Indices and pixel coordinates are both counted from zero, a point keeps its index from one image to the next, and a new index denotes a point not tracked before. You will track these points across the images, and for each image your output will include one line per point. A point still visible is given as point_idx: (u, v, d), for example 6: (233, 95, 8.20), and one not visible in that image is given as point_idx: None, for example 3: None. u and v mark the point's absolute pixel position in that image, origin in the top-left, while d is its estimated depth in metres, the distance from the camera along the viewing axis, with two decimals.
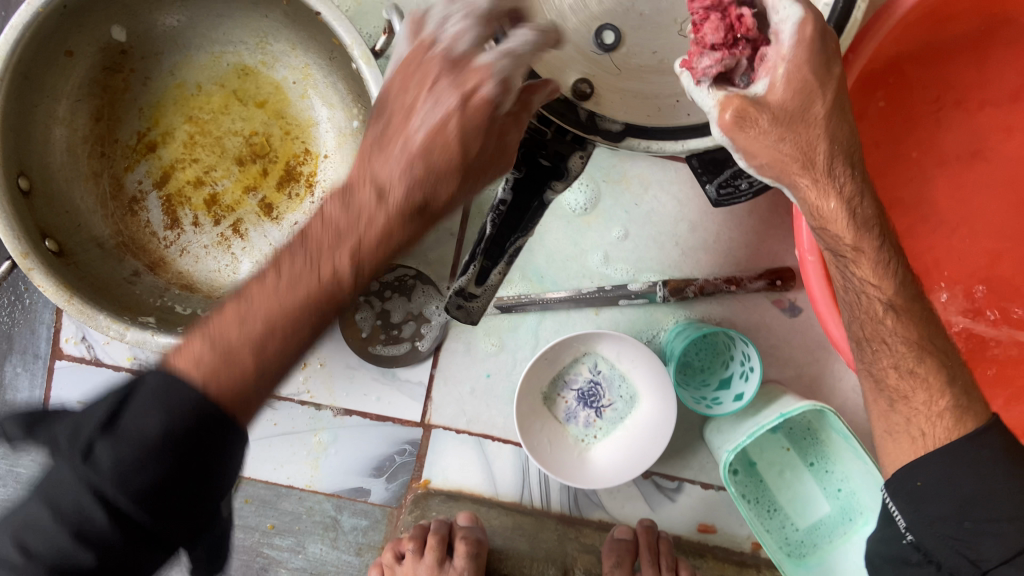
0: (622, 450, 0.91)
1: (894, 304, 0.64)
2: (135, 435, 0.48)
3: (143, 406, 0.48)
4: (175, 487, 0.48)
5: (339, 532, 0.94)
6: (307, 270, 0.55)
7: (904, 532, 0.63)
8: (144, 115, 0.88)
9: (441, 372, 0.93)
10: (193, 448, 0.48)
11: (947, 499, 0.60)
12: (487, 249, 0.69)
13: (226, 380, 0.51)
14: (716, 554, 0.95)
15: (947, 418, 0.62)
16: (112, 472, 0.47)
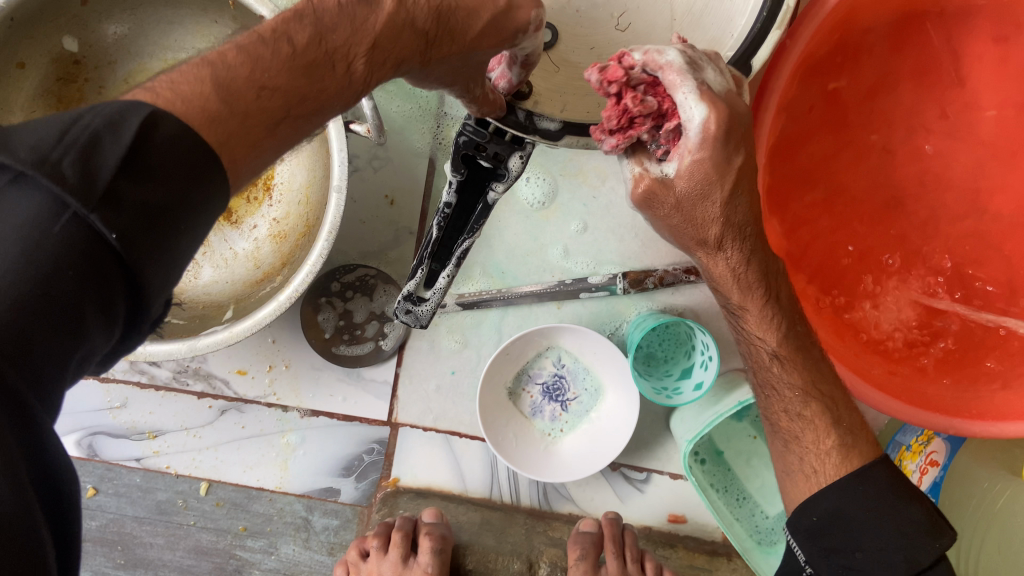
0: (589, 443, 0.92)
1: (779, 353, 0.66)
2: (161, 170, 0.37)
3: (163, 150, 0.37)
4: (158, 276, 0.38)
5: (311, 532, 0.94)
6: (320, 54, 0.46)
7: (803, 565, 0.65)
8: None
9: (406, 370, 0.93)
10: (187, 196, 0.38)
11: (843, 532, 0.62)
12: (432, 253, 0.71)
13: (238, 157, 0.42)
14: (688, 545, 0.94)
15: (834, 456, 0.65)
16: (134, 199, 0.36)
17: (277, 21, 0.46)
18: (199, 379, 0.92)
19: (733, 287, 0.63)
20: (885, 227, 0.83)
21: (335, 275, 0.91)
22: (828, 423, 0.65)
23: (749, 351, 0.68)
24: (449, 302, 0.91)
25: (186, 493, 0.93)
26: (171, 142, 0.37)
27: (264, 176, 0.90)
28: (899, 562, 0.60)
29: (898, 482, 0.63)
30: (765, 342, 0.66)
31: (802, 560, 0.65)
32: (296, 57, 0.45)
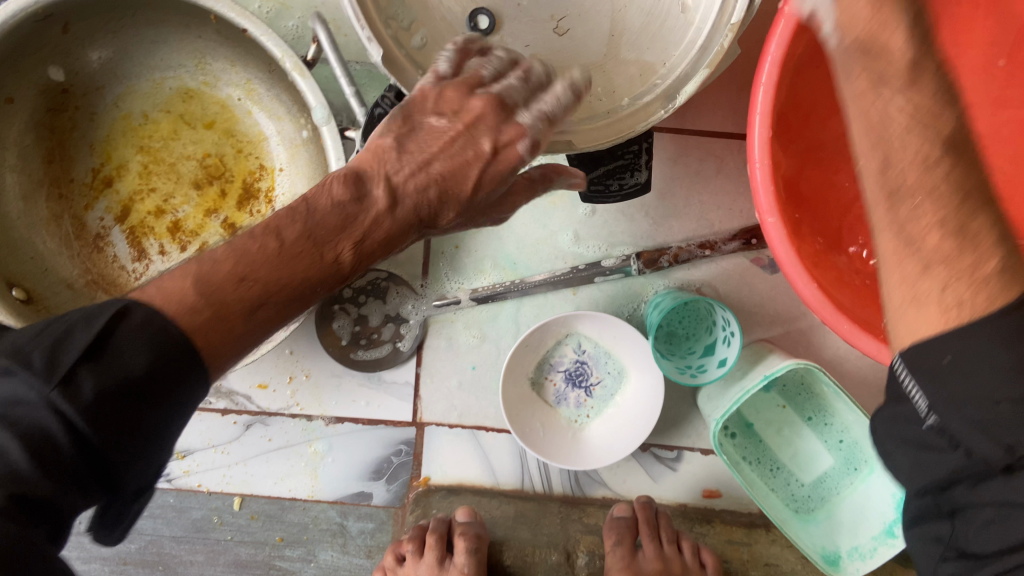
0: (615, 427, 0.91)
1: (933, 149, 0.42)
2: (124, 357, 0.43)
3: (132, 336, 0.43)
4: (129, 453, 0.44)
5: (348, 537, 0.95)
6: (309, 246, 0.51)
7: (923, 415, 0.44)
8: (96, 151, 0.87)
9: (427, 370, 0.93)
10: (165, 378, 0.44)
11: (981, 375, 0.41)
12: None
13: (213, 340, 0.46)
14: (725, 518, 0.93)
15: (993, 286, 0.41)
16: (93, 400, 0.42)
17: (274, 219, 0.52)
18: (222, 396, 0.92)
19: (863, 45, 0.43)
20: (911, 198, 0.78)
21: (346, 282, 0.90)
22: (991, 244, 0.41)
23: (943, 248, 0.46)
24: (463, 298, 0.90)
25: (221, 509, 0.94)
26: (143, 334, 0.44)
27: (265, 189, 0.87)
28: None
29: None
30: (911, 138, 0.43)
31: (923, 406, 0.44)
32: (283, 252, 0.50)
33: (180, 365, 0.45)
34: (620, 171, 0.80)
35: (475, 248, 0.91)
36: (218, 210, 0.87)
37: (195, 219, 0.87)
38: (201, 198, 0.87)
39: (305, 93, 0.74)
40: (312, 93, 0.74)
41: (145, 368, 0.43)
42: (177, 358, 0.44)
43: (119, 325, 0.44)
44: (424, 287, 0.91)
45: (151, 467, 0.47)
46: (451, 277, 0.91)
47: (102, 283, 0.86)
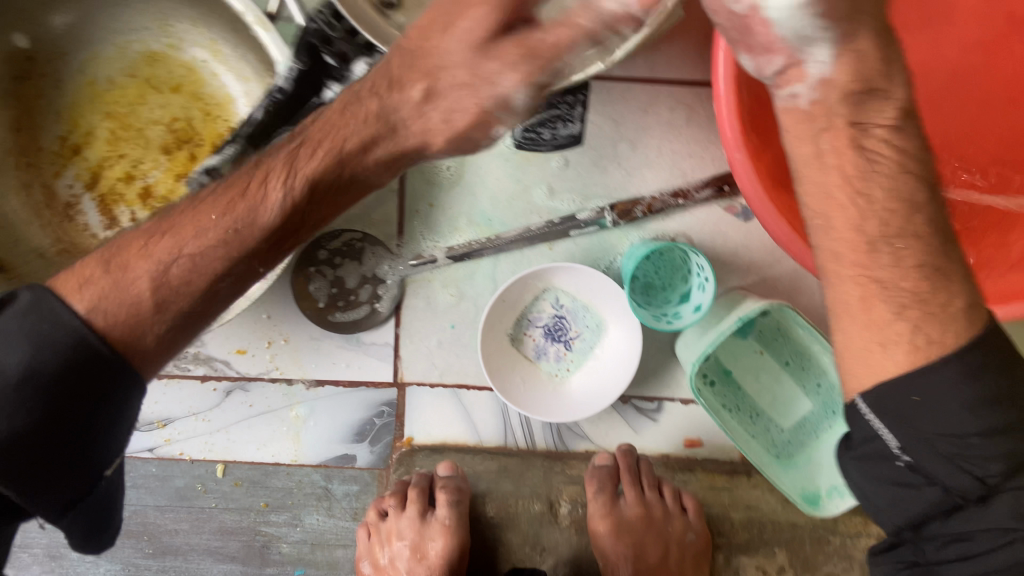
0: (596, 379, 0.92)
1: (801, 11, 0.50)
2: (44, 351, 0.51)
3: (11, 334, 0.51)
4: (76, 434, 0.52)
5: (333, 500, 0.96)
6: (239, 200, 0.59)
7: (896, 453, 0.54)
8: (63, 119, 0.86)
9: (406, 330, 0.93)
10: (78, 376, 0.51)
11: (945, 418, 0.52)
12: (250, 134, 0.72)
13: (144, 343, 0.55)
14: (707, 467, 0.93)
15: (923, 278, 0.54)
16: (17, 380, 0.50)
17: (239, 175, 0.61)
18: (201, 363, 0.91)
19: None
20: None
21: (320, 244, 0.89)
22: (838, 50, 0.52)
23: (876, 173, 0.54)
24: (439, 256, 0.90)
25: (204, 477, 0.94)
26: (63, 337, 0.51)
27: None
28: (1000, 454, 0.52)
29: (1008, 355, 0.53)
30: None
31: (895, 447, 0.54)
32: (220, 221, 0.58)
33: (92, 367, 0.52)
34: (551, 119, 0.89)
35: (449, 205, 0.90)
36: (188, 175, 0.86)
37: (165, 184, 0.86)
38: (171, 163, 0.86)
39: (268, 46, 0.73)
40: (275, 48, 0.73)
41: (22, 365, 0.50)
42: (91, 359, 0.52)
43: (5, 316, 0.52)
44: (400, 247, 0.91)
45: (88, 466, 0.54)
46: (426, 235, 0.91)
47: (74, 251, 0.85)
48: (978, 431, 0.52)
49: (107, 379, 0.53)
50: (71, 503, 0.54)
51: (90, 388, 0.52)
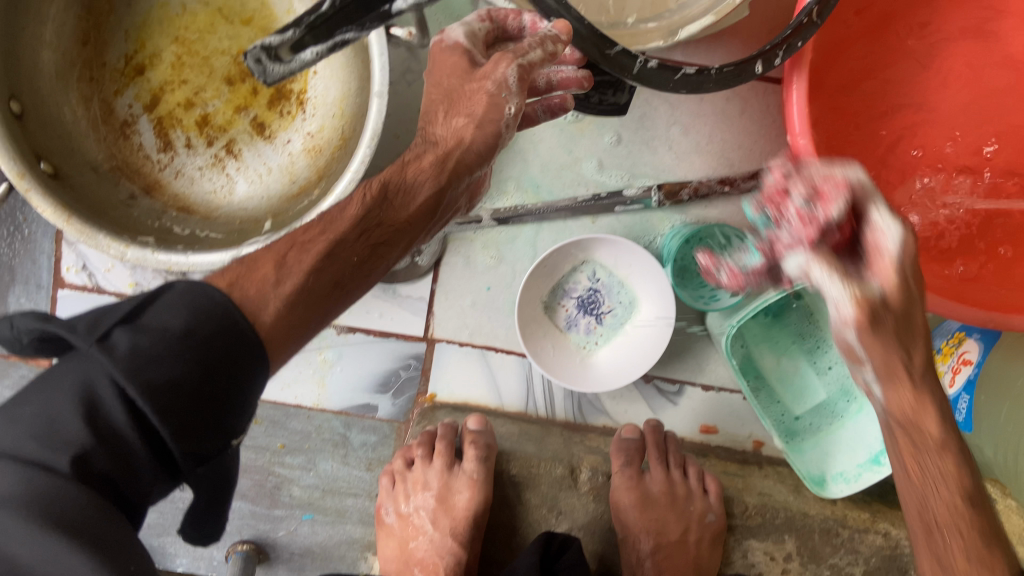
0: (624, 355, 0.93)
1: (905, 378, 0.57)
2: (210, 338, 0.48)
3: (170, 303, 0.48)
4: (190, 433, 0.47)
5: (349, 449, 0.96)
6: (330, 261, 0.58)
7: None
8: (130, 38, 0.87)
9: (441, 287, 0.93)
10: (219, 352, 0.48)
11: None
12: (313, 23, 0.63)
13: (275, 334, 0.52)
14: (720, 454, 0.97)
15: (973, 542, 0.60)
16: (128, 355, 0.45)
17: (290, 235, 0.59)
18: None
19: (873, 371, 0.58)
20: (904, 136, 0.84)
21: None
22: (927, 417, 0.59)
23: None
24: (485, 217, 0.91)
25: None
26: (211, 307, 0.49)
27: (298, 90, 0.88)
28: None
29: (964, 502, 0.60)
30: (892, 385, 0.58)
31: None
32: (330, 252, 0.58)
33: (235, 352, 0.49)
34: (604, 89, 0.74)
35: (499, 168, 0.92)
36: (248, 108, 0.88)
37: (224, 114, 0.88)
38: (232, 94, 0.88)
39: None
40: None
41: (182, 329, 0.47)
42: (235, 335, 0.49)
43: (159, 298, 0.49)
44: None
45: (223, 437, 0.49)
46: None
47: (126, 169, 0.86)
48: None
49: (243, 368, 0.49)
50: (203, 460, 0.48)
51: (221, 372, 0.48)
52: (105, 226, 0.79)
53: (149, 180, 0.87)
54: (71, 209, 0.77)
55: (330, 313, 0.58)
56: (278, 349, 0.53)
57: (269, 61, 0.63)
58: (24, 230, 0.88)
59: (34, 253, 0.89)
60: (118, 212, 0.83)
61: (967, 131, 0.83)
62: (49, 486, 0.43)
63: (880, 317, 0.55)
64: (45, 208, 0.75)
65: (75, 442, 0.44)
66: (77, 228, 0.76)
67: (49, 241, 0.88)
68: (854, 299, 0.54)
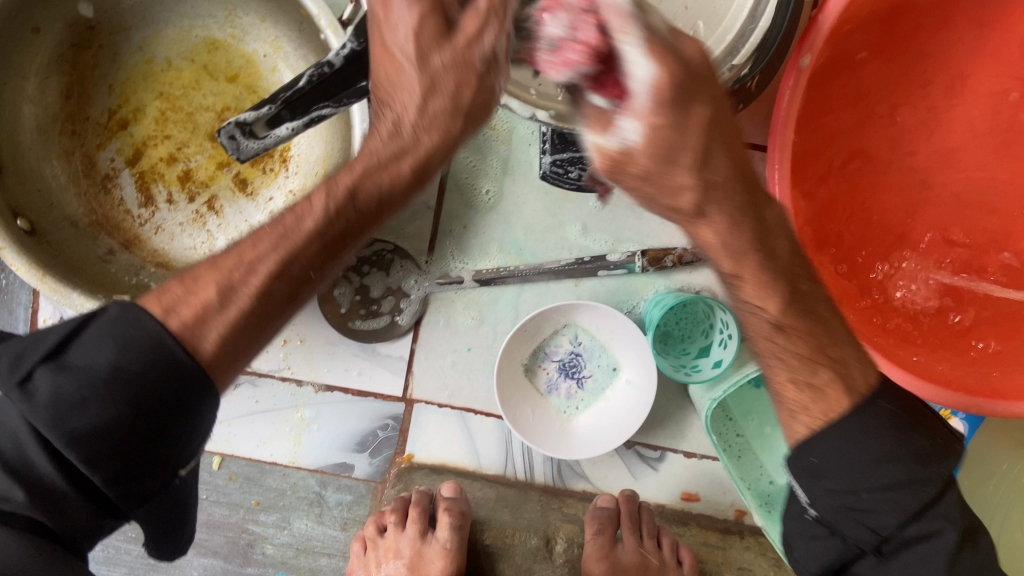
0: (604, 421, 0.91)
1: (781, 324, 0.56)
2: (138, 377, 0.46)
3: (98, 337, 0.47)
4: (125, 472, 0.47)
5: (325, 507, 0.95)
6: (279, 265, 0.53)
7: (807, 506, 0.59)
8: (114, 92, 0.87)
9: (421, 347, 0.92)
10: (148, 393, 0.46)
11: (846, 472, 0.55)
12: (289, 99, 0.61)
13: (219, 367, 0.50)
14: (700, 523, 0.95)
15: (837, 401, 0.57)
16: (50, 402, 0.45)
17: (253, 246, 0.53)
18: None
19: (723, 258, 0.54)
20: (892, 215, 0.84)
21: None
22: (839, 393, 0.56)
23: (742, 320, 0.58)
24: (466, 278, 0.90)
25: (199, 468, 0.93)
26: (142, 338, 0.47)
27: (281, 148, 0.88)
28: (908, 496, 0.55)
29: (899, 412, 0.57)
30: (765, 311, 0.55)
31: (807, 504, 0.59)
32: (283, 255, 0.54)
33: (171, 391, 0.47)
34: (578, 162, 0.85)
35: (482, 230, 0.91)
36: (231, 163, 0.88)
37: (207, 170, 0.88)
38: (216, 151, 0.88)
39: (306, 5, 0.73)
40: None
41: (107, 365, 0.46)
42: (170, 374, 0.47)
43: (95, 321, 0.47)
44: (428, 264, 0.91)
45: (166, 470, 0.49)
46: (456, 257, 0.91)
47: (106, 224, 0.86)
48: (882, 483, 0.55)
49: (185, 403, 0.48)
50: (143, 499, 0.49)
51: (154, 413, 0.47)
52: (78, 283, 0.78)
53: (129, 236, 0.86)
54: (46, 267, 0.75)
55: (282, 318, 0.55)
56: (224, 375, 0.50)
57: (244, 138, 0.64)
58: (2, 281, 0.88)
59: (11, 305, 0.88)
60: (95, 269, 0.83)
61: (954, 204, 0.83)
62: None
63: (621, 173, 0.51)
64: (18, 265, 0.73)
65: (10, 496, 0.46)
66: (51, 285, 0.74)
67: (26, 293, 0.88)
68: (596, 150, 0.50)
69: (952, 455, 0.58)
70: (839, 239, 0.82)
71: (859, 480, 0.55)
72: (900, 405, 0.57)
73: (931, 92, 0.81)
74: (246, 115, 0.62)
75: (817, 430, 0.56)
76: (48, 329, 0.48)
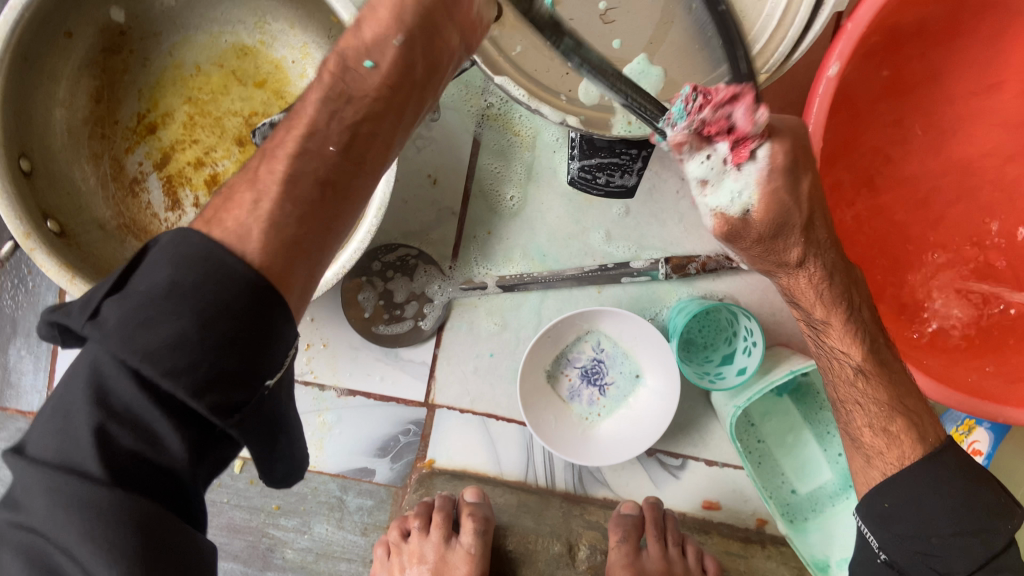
0: (628, 428, 0.91)
1: (863, 368, 0.67)
2: (194, 288, 0.43)
3: (153, 261, 0.44)
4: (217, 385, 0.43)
5: (345, 512, 0.94)
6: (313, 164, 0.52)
7: (876, 552, 0.67)
8: (143, 97, 0.88)
9: (444, 351, 0.92)
10: (210, 296, 0.43)
11: (911, 519, 0.65)
12: None
13: (274, 267, 0.47)
14: (722, 531, 0.94)
15: (904, 440, 0.66)
16: (118, 328, 0.42)
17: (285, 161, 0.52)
18: None
19: (815, 302, 0.65)
20: (923, 212, 0.84)
21: (377, 255, 0.90)
22: (914, 437, 0.66)
23: (830, 367, 0.69)
24: (489, 284, 0.90)
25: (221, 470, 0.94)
26: (189, 249, 0.44)
27: None
28: (973, 545, 0.62)
29: (967, 467, 0.65)
30: (850, 357, 0.67)
31: (875, 547, 0.67)
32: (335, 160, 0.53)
33: (233, 293, 0.44)
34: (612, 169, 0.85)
35: (507, 236, 0.92)
36: None
37: (233, 174, 0.88)
38: (242, 154, 0.88)
39: (336, 9, 0.73)
40: None
41: (165, 282, 0.43)
42: (229, 282, 0.44)
43: (150, 252, 0.45)
44: (452, 270, 0.92)
45: (239, 382, 0.44)
46: (479, 262, 0.92)
47: (133, 227, 0.86)
48: (946, 532, 0.63)
49: (257, 308, 0.44)
50: (231, 410, 0.44)
51: (219, 319, 0.43)
52: None
53: (156, 239, 0.87)
54: (75, 269, 0.75)
55: (335, 220, 0.52)
56: (284, 282, 0.47)
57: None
58: (29, 282, 0.89)
59: (37, 306, 0.89)
60: None
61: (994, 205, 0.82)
62: (79, 487, 0.41)
63: (737, 239, 0.60)
64: (48, 266, 0.73)
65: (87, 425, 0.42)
66: (80, 287, 0.74)
67: (52, 295, 0.89)
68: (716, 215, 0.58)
69: (1017, 516, 0.64)
70: (859, 245, 0.83)
71: (929, 527, 0.64)
72: (965, 464, 0.65)
73: (966, 97, 0.80)
74: None
75: (891, 475, 0.66)
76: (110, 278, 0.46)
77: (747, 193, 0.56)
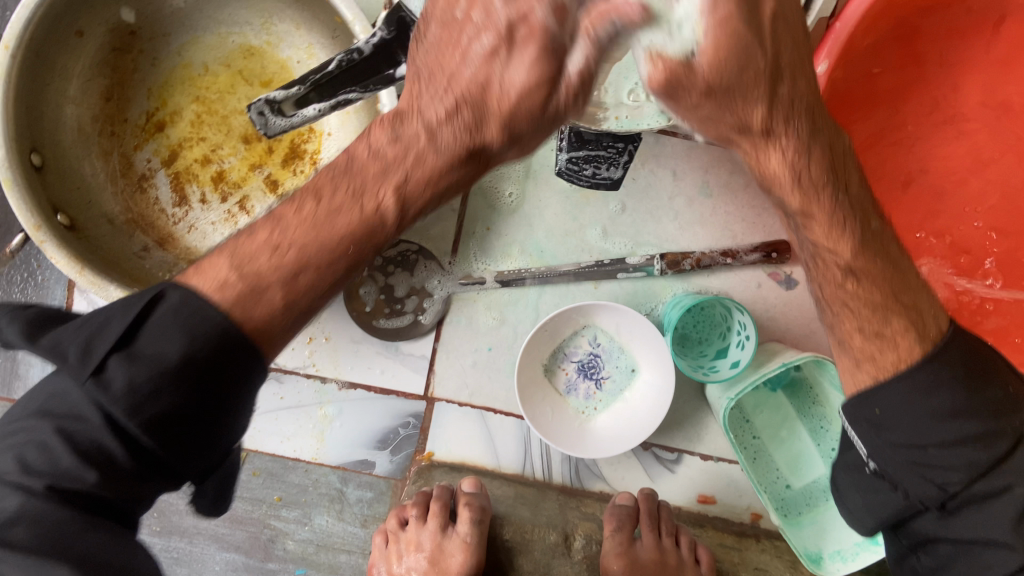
0: (623, 421, 0.93)
1: (853, 268, 0.59)
2: (201, 364, 0.47)
3: (164, 326, 0.47)
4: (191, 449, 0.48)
5: (345, 504, 0.96)
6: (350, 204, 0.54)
7: (866, 460, 0.62)
8: (152, 95, 0.90)
9: (444, 345, 0.94)
10: (214, 371, 0.47)
11: (906, 425, 0.58)
12: (318, 81, 0.68)
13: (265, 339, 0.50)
14: (716, 525, 0.96)
15: (910, 340, 0.58)
16: (124, 391, 0.46)
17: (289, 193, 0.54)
18: None
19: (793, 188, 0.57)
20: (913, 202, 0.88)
21: (378, 250, 0.92)
22: (912, 340, 0.58)
23: (815, 263, 0.61)
24: (488, 279, 0.93)
25: None
26: (205, 325, 0.47)
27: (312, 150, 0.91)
28: (976, 457, 0.56)
29: (972, 357, 0.58)
30: (838, 255, 0.59)
31: (864, 455, 0.62)
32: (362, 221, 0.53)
33: (230, 363, 0.48)
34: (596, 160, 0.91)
35: (505, 232, 0.94)
36: (264, 166, 0.91)
37: (239, 171, 0.91)
38: (248, 153, 0.91)
39: (341, 10, 0.75)
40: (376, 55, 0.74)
41: (179, 354, 0.46)
42: (230, 348, 0.48)
43: (157, 310, 0.48)
44: (451, 265, 0.94)
45: (213, 447, 0.49)
46: (478, 258, 0.94)
47: (141, 222, 0.89)
48: (939, 442, 0.56)
49: (243, 377, 0.49)
50: (198, 466, 0.49)
51: (211, 392, 0.48)
52: (116, 278, 0.80)
53: (163, 233, 0.89)
54: (84, 261, 0.77)
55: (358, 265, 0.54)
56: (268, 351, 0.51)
57: (275, 115, 0.70)
58: (39, 276, 0.91)
59: (46, 299, 0.91)
60: (131, 264, 0.86)
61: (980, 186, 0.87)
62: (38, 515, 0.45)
63: (682, 92, 0.50)
64: (58, 258, 0.76)
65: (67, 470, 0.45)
66: (89, 278, 0.77)
67: (61, 288, 0.91)
68: (653, 59, 0.48)
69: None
70: None
71: (925, 435, 0.57)
72: (971, 358, 0.58)
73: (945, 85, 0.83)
74: (280, 94, 0.69)
75: (885, 379, 0.58)
76: (111, 314, 0.49)
77: (688, 27, 0.47)
